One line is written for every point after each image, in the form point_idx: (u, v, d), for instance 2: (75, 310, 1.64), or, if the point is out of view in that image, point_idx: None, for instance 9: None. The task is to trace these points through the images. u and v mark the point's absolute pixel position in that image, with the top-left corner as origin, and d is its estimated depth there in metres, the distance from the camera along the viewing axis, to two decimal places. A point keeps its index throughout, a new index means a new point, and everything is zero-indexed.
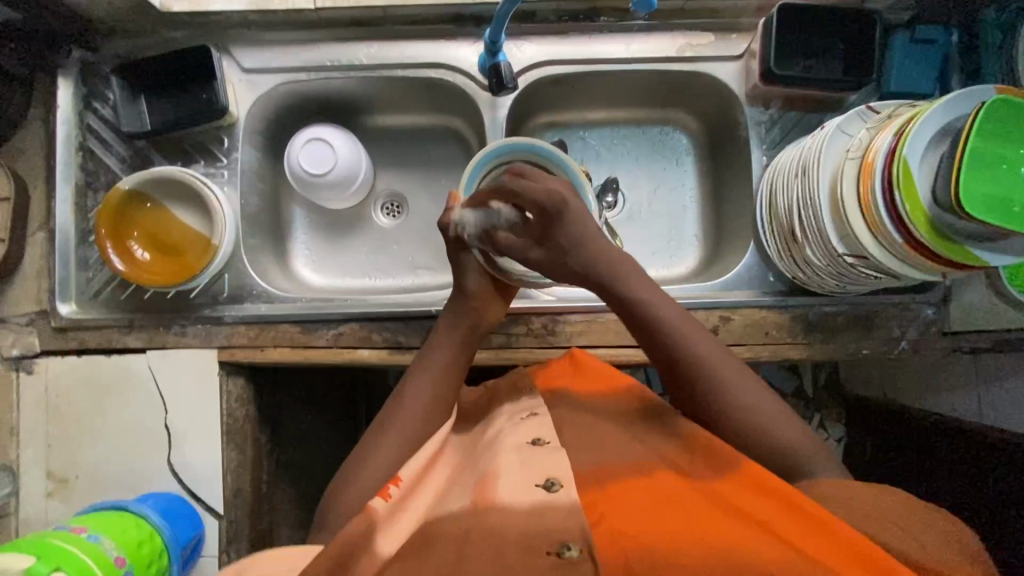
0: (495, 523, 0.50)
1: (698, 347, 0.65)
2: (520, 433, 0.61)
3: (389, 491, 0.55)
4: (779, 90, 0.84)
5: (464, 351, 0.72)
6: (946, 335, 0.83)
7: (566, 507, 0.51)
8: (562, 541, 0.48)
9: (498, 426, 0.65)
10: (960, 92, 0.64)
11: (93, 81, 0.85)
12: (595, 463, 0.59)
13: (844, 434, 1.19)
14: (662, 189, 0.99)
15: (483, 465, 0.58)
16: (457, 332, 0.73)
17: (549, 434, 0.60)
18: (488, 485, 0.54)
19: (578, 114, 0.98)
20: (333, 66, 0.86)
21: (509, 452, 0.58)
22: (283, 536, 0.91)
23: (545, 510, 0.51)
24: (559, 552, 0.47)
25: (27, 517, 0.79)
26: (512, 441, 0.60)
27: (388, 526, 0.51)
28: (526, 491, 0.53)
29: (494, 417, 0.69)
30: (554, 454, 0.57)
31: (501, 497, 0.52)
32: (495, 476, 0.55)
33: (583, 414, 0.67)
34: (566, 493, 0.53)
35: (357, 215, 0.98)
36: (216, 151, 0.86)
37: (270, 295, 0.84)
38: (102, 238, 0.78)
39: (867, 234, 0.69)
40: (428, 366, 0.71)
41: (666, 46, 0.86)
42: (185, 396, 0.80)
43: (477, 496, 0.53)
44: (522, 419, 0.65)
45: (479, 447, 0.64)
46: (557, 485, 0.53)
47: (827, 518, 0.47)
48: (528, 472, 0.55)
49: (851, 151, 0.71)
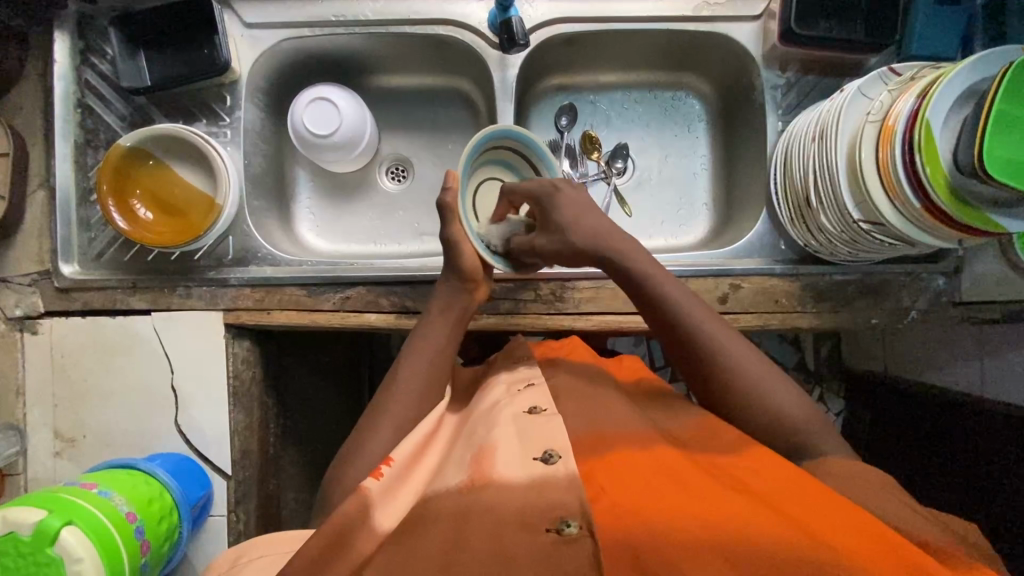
0: (492, 498, 0.50)
1: (713, 332, 0.65)
2: (515, 404, 0.61)
3: (381, 470, 0.55)
4: (799, 52, 0.82)
5: (456, 332, 0.72)
6: (956, 306, 0.82)
7: (565, 480, 0.51)
8: (561, 518, 0.47)
9: (494, 397, 0.65)
10: (986, 53, 0.62)
11: (90, 34, 0.82)
12: (590, 428, 0.59)
13: (844, 407, 1.19)
14: (673, 155, 0.97)
15: (479, 437, 0.58)
16: (452, 316, 0.72)
17: (546, 400, 0.61)
18: (485, 459, 0.54)
19: (589, 77, 0.96)
20: (338, 21, 0.83)
21: (505, 423, 0.58)
22: (290, 499, 0.92)
23: (544, 485, 0.51)
24: (558, 529, 0.47)
25: (35, 476, 0.79)
26: (509, 409, 0.60)
27: (385, 501, 0.52)
28: (524, 466, 0.52)
29: (493, 387, 0.68)
30: (548, 421, 0.58)
31: (497, 473, 0.52)
32: (491, 448, 0.54)
33: (582, 384, 0.68)
34: (564, 464, 0.52)
35: (362, 178, 0.96)
36: (218, 110, 0.84)
37: (275, 258, 0.84)
38: (103, 195, 0.76)
39: (884, 199, 0.68)
40: (418, 345, 0.70)
41: (683, 4, 0.83)
42: (192, 358, 0.79)
43: (473, 473, 0.53)
44: (518, 390, 0.64)
45: (472, 419, 0.63)
46: (554, 456, 0.53)
47: (830, 506, 0.48)
48: (525, 446, 0.55)
49: (872, 114, 0.69)
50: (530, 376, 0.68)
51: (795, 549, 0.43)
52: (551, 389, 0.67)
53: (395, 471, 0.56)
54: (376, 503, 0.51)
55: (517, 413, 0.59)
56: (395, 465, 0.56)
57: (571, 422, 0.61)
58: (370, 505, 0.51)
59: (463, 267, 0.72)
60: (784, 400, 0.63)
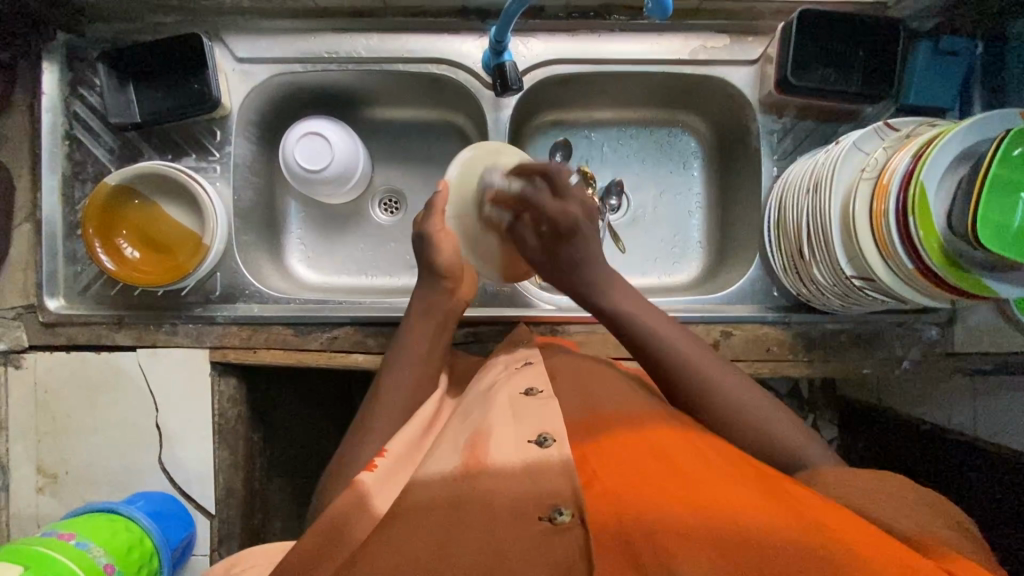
0: (489, 488, 0.47)
1: (740, 394, 0.61)
2: (512, 384, 0.58)
3: (375, 463, 0.52)
4: (796, 99, 0.81)
5: (435, 335, 0.68)
6: (948, 356, 0.82)
7: (559, 465, 0.47)
8: (553, 506, 0.45)
9: (493, 377, 0.62)
10: (986, 114, 0.61)
11: (79, 66, 0.81)
12: (588, 412, 0.57)
13: (836, 435, 1.08)
14: (667, 193, 0.96)
15: (479, 423, 0.54)
16: (427, 323, 0.68)
17: (543, 382, 0.58)
18: (480, 444, 0.50)
19: (585, 112, 0.95)
20: (330, 57, 0.83)
21: (503, 406, 0.54)
22: (276, 529, 0.92)
23: (538, 469, 0.48)
24: (550, 517, 0.44)
25: (15, 511, 0.78)
26: (508, 390, 0.57)
27: (382, 487, 0.50)
28: (519, 449, 0.50)
29: (492, 366, 0.66)
30: (543, 406, 0.54)
31: (493, 458, 0.49)
32: (487, 434, 0.51)
33: (576, 360, 0.66)
34: (559, 449, 0.49)
35: (354, 211, 0.95)
36: (208, 144, 0.83)
37: (263, 296, 0.83)
38: (90, 237, 0.76)
39: (876, 255, 0.67)
40: (410, 361, 0.66)
41: (678, 47, 0.83)
42: (176, 394, 0.78)
43: (468, 457, 0.50)
44: (517, 367, 0.62)
45: (470, 402, 0.60)
46: (549, 440, 0.50)
47: (844, 510, 0.45)
48: (521, 428, 0.52)
49: (867, 170, 0.68)
50: (531, 356, 0.65)
51: (800, 548, 0.40)
52: (549, 368, 0.64)
53: (391, 462, 0.53)
54: (372, 492, 0.49)
55: (515, 395, 0.56)
56: (392, 455, 0.53)
57: (565, 405, 0.58)
58: (367, 497, 0.48)
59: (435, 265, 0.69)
60: (789, 429, 0.60)
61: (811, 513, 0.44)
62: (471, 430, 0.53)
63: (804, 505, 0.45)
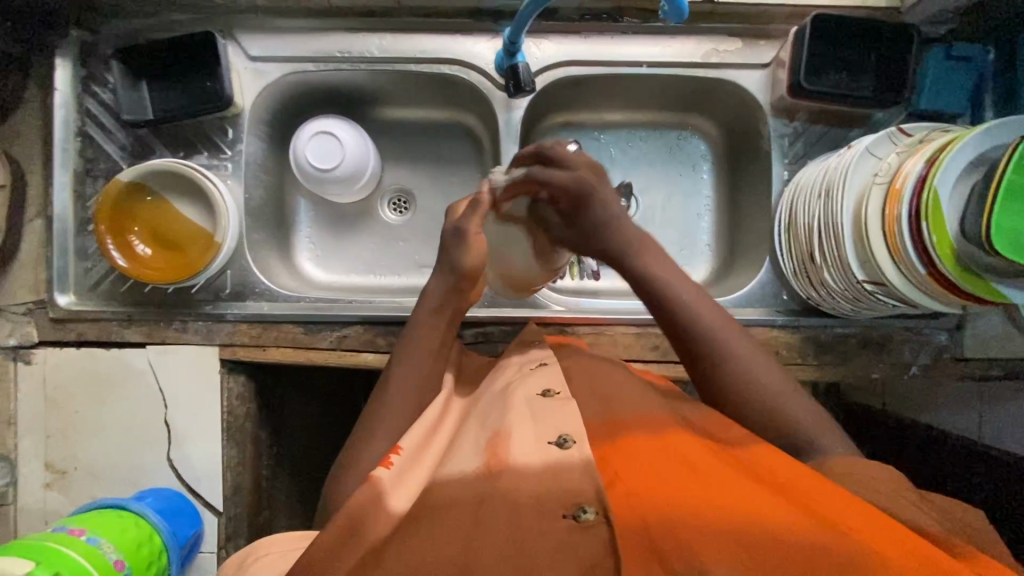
0: (510, 487, 0.47)
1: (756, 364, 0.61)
2: (527, 386, 0.58)
3: (390, 458, 0.50)
4: (807, 103, 0.81)
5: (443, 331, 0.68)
6: (957, 361, 0.82)
7: (581, 466, 0.48)
8: (577, 504, 0.45)
9: (506, 378, 0.62)
10: (1000, 121, 0.62)
11: (92, 63, 0.81)
12: (605, 413, 0.57)
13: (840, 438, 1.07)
14: (676, 195, 0.96)
15: (494, 422, 0.54)
16: (436, 322, 0.68)
17: (559, 384, 0.58)
18: (500, 444, 0.51)
19: (595, 114, 0.95)
20: (343, 57, 0.83)
21: (520, 407, 0.54)
22: (282, 527, 0.91)
23: (559, 469, 0.48)
24: (574, 515, 0.45)
25: (24, 507, 0.78)
26: (524, 391, 0.57)
27: (399, 485, 0.48)
28: (538, 450, 0.49)
29: (505, 368, 0.66)
30: (562, 408, 0.54)
31: (513, 457, 0.49)
32: (507, 434, 0.51)
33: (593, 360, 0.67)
34: (580, 450, 0.49)
35: (363, 210, 0.95)
36: (220, 142, 0.83)
37: (273, 294, 0.83)
38: (102, 234, 0.76)
39: (888, 261, 0.67)
40: (424, 361, 0.66)
41: (690, 51, 0.83)
42: (186, 390, 0.78)
43: (489, 457, 0.50)
44: (532, 369, 0.62)
45: (484, 402, 0.60)
46: (569, 441, 0.50)
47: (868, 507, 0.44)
48: (540, 429, 0.52)
49: (879, 176, 0.68)
50: (544, 357, 0.65)
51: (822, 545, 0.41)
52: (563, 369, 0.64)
53: (406, 457, 0.52)
54: (389, 489, 0.47)
55: (531, 396, 0.56)
56: (405, 453, 0.52)
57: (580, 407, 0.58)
58: (382, 493, 0.46)
59: (450, 263, 0.69)
60: (807, 413, 0.59)
61: (833, 512, 0.43)
62: (490, 432, 0.53)
63: (826, 503, 0.45)
